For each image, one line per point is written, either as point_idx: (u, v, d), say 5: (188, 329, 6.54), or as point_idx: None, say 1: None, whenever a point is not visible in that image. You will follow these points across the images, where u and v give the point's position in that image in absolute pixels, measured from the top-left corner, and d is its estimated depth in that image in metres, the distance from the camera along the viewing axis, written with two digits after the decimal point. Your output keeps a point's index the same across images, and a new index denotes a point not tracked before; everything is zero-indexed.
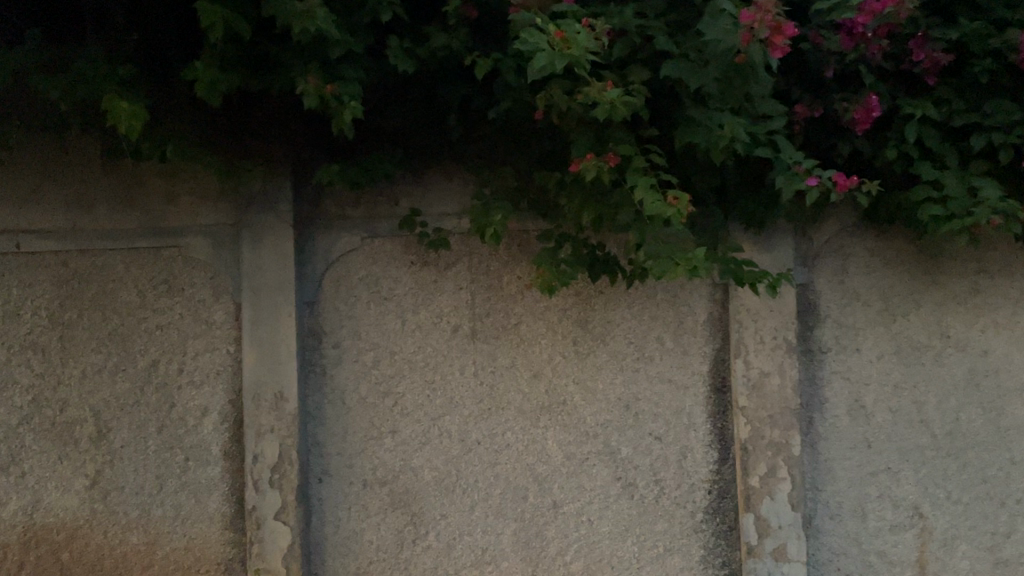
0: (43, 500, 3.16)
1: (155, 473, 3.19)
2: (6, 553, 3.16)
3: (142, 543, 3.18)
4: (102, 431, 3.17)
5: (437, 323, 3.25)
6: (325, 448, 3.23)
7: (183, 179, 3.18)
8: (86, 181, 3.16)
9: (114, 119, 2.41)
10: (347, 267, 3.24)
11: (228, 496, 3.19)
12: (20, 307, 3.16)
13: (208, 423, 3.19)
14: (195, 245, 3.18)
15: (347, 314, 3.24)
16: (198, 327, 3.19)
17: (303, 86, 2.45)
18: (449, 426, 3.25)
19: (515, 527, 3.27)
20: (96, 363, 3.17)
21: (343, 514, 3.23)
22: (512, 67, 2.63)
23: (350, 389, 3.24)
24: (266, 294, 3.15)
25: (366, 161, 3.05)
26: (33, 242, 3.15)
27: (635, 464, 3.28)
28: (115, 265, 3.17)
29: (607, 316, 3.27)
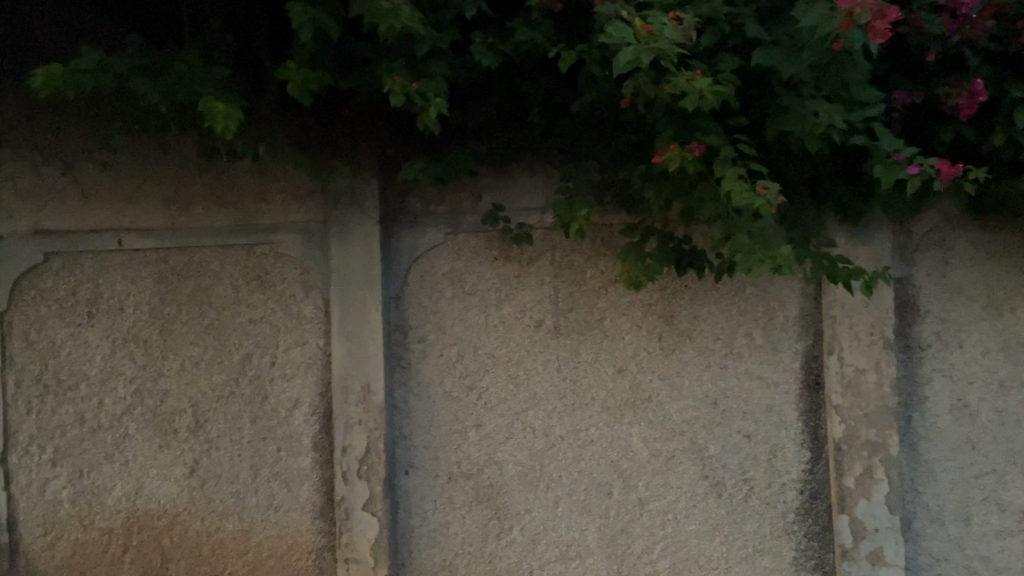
0: (146, 487, 3.30)
1: (249, 463, 3.29)
2: (111, 538, 3.31)
3: (237, 530, 3.30)
4: (200, 421, 3.30)
5: (521, 318, 3.25)
6: (410, 440, 3.27)
7: (275, 178, 3.27)
8: (184, 181, 3.27)
9: (210, 119, 2.48)
10: (431, 262, 3.27)
11: (318, 487, 3.28)
12: (124, 303, 3.29)
13: (299, 415, 3.28)
14: (286, 242, 3.26)
15: (432, 309, 3.27)
16: (290, 321, 3.28)
17: (390, 85, 2.47)
18: (533, 421, 3.25)
19: (600, 524, 3.25)
20: (195, 356, 3.29)
21: (429, 506, 3.27)
22: (597, 59, 2.58)
23: (435, 383, 3.27)
24: (354, 289, 3.21)
25: (450, 157, 3.06)
26: (135, 240, 3.27)
27: (723, 463, 3.22)
28: (211, 262, 3.29)
29: (693, 312, 3.20)
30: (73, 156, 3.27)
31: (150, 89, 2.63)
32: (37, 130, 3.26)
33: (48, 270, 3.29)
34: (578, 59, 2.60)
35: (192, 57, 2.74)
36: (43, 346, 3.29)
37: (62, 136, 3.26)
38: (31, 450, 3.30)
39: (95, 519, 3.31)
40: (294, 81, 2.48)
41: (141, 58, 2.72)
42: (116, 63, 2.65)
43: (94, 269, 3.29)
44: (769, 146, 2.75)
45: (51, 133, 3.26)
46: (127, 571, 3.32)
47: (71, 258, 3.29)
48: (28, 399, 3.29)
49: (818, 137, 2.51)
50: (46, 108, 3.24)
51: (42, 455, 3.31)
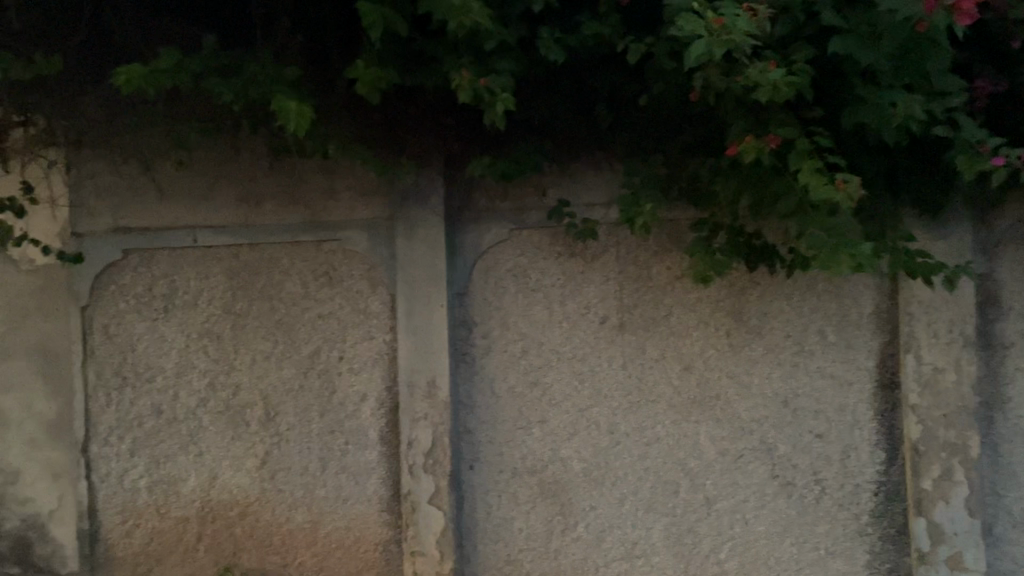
0: (219, 477, 3.39)
1: (318, 455, 3.35)
2: (185, 526, 3.41)
3: (306, 521, 3.36)
4: (271, 413, 3.37)
5: (586, 314, 3.23)
6: (474, 435, 3.29)
7: (342, 175, 3.31)
8: (255, 179, 3.34)
9: (283, 118, 2.52)
10: (496, 258, 3.27)
11: (385, 480, 3.32)
12: (198, 298, 3.38)
13: (366, 409, 3.32)
14: (354, 238, 3.31)
15: (497, 304, 3.27)
16: (357, 316, 3.32)
17: (458, 80, 2.49)
18: (598, 418, 3.23)
19: (666, 522, 3.22)
20: (265, 350, 3.36)
21: (494, 501, 3.28)
22: (666, 52, 2.55)
23: (499, 378, 3.28)
24: (419, 285, 3.23)
25: (515, 153, 3.05)
26: (208, 236, 3.36)
27: (794, 463, 3.15)
28: (281, 258, 3.35)
29: (763, 308, 3.15)
30: (150, 155, 3.38)
31: (224, 88, 2.69)
32: (117, 131, 3.39)
33: (126, 266, 3.40)
34: (647, 51, 2.57)
35: (264, 58, 2.79)
36: (122, 339, 3.41)
37: (140, 136, 3.37)
38: (111, 440, 3.42)
39: (171, 507, 3.41)
40: (362, 78, 2.49)
41: (217, 58, 2.79)
42: (192, 63, 2.72)
43: (169, 266, 3.39)
44: (845, 138, 2.68)
45: (130, 134, 3.38)
46: (201, 559, 3.41)
47: (148, 255, 3.40)
48: (107, 390, 3.41)
49: (896, 128, 2.43)
50: (126, 109, 3.37)
51: (121, 445, 3.42)
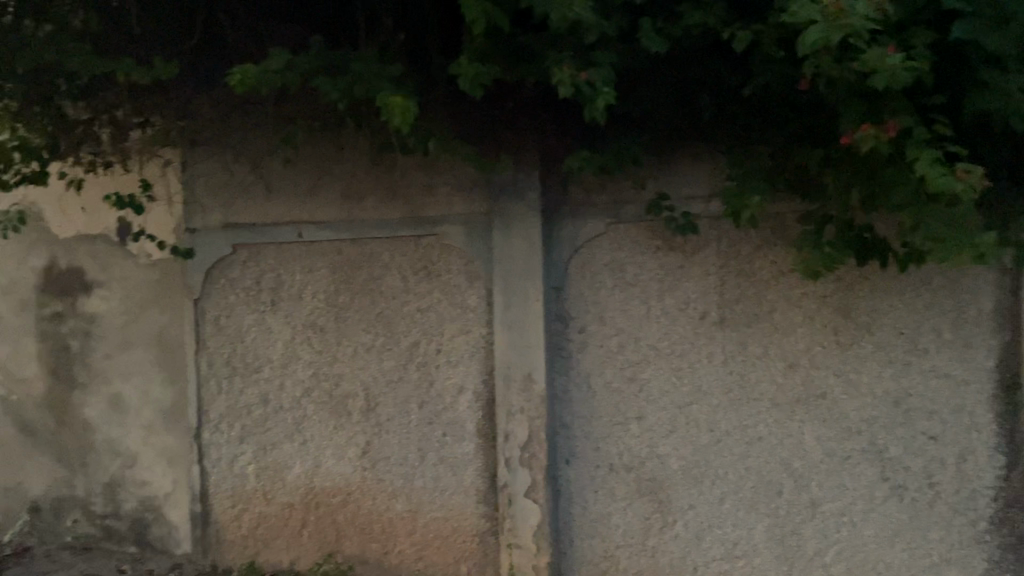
0: (323, 466, 3.49)
1: (417, 446, 3.41)
2: (291, 512, 3.53)
3: (406, 510, 3.43)
4: (371, 404, 3.45)
5: (685, 309, 3.18)
6: (571, 430, 3.28)
7: (440, 171, 3.35)
8: (357, 175, 3.42)
9: (389, 114, 2.56)
10: (593, 252, 3.25)
11: (482, 472, 3.35)
12: (303, 292, 3.49)
13: (464, 401, 3.36)
14: (452, 233, 3.34)
15: (594, 299, 3.26)
16: (455, 310, 3.36)
17: (559, 76, 2.46)
18: (697, 415, 3.18)
19: (769, 523, 3.14)
20: (366, 343, 3.44)
21: (590, 497, 3.28)
22: (774, 40, 2.50)
23: (596, 373, 3.26)
24: (516, 279, 3.24)
25: (613, 146, 3.03)
26: (313, 231, 3.46)
27: (906, 465, 3.03)
28: (381, 253, 3.42)
29: (872, 305, 3.03)
30: (259, 154, 3.51)
31: (331, 87, 2.75)
32: (229, 131, 3.54)
33: (236, 261, 3.55)
34: (753, 39, 2.52)
35: (368, 56, 2.84)
36: (232, 331, 3.56)
37: (249, 136, 3.51)
38: (221, 427, 3.59)
39: (277, 493, 3.54)
40: (466, 75, 2.50)
41: (322, 57, 2.85)
42: (300, 63, 2.79)
43: (275, 260, 3.51)
44: (965, 126, 2.56)
45: (240, 133, 3.52)
46: (305, 544, 3.53)
47: (255, 249, 3.53)
48: (219, 379, 3.58)
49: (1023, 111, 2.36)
50: (237, 109, 3.52)
51: (230, 433, 3.58)
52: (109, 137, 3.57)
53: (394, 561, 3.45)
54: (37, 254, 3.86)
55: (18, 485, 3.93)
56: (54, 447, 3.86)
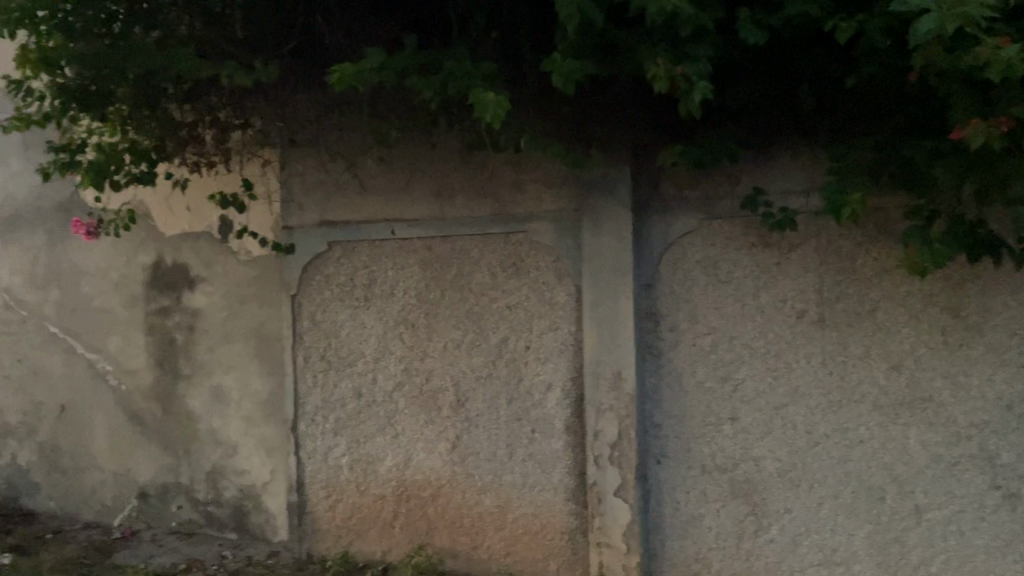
0: (413, 459, 3.55)
1: (505, 442, 3.43)
2: (383, 503, 3.60)
3: (495, 505, 3.45)
4: (461, 400, 3.48)
5: (781, 307, 3.09)
6: (662, 430, 3.24)
7: (530, 168, 3.35)
8: (448, 174, 3.46)
9: (482, 110, 2.57)
10: (685, 249, 3.19)
11: (570, 469, 3.34)
12: (394, 289, 3.55)
13: (552, 398, 3.35)
14: (541, 231, 3.34)
15: (685, 297, 3.20)
16: (543, 307, 3.35)
17: (655, 70, 2.44)
18: (794, 417, 3.09)
19: (870, 530, 3.04)
20: (456, 339, 3.48)
21: (681, 497, 3.23)
22: (880, 29, 2.41)
23: (687, 372, 3.21)
24: (605, 276, 3.22)
25: (706, 141, 2.97)
26: (405, 228, 3.52)
27: (1019, 473, 2.88)
28: (471, 250, 3.44)
29: (983, 304, 2.89)
30: (354, 153, 3.59)
31: (425, 86, 2.78)
32: (324, 131, 3.63)
33: (330, 257, 3.64)
34: (857, 29, 2.43)
35: (461, 54, 2.86)
36: (327, 326, 3.65)
37: (344, 136, 3.59)
38: (316, 420, 3.69)
39: (369, 485, 3.61)
40: (559, 71, 2.49)
41: (416, 56, 2.88)
42: (395, 62, 2.83)
43: (368, 257, 3.59)
44: None
45: (335, 133, 3.61)
46: (397, 535, 3.59)
47: (348, 246, 3.61)
48: (314, 372, 3.68)
49: None
50: (333, 109, 3.60)
51: (325, 425, 3.68)
52: (212, 139, 3.71)
53: (483, 555, 3.48)
54: (146, 251, 4.06)
55: (127, 472, 4.14)
56: (160, 436, 4.05)
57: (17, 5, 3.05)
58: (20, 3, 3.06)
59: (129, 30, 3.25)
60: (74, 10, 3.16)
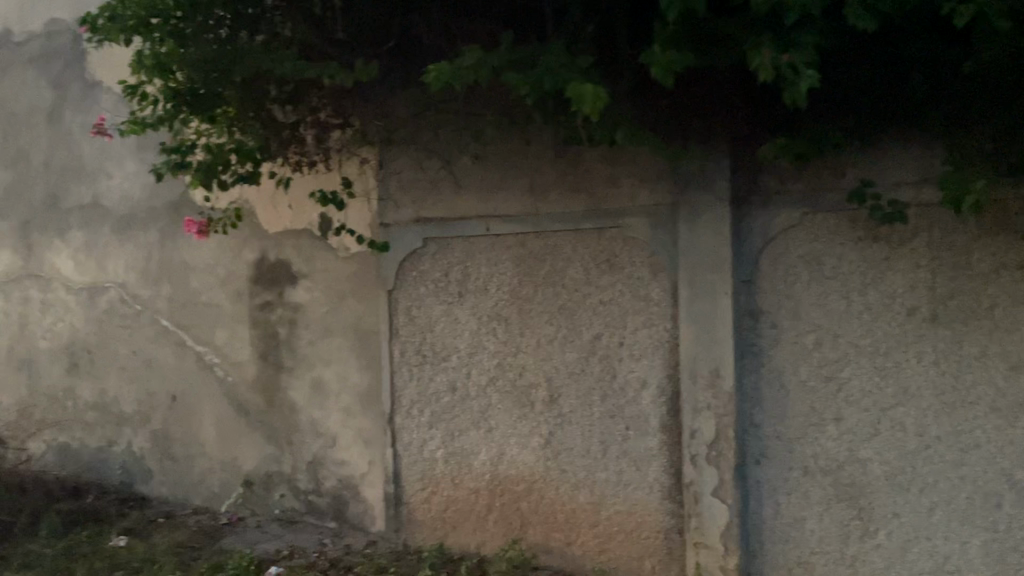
0: (507, 454, 3.57)
1: (600, 438, 3.41)
2: (477, 497, 3.64)
3: (589, 502, 3.43)
4: (554, 395, 3.48)
5: (890, 304, 2.97)
6: (761, 430, 3.16)
7: (624, 163, 3.31)
8: (542, 169, 3.46)
9: (579, 103, 2.56)
10: (787, 244, 3.10)
11: (666, 468, 3.29)
12: (488, 284, 3.57)
13: (647, 396, 3.31)
14: (636, 226, 3.29)
15: (787, 293, 3.10)
16: (638, 303, 3.31)
17: (758, 61, 2.37)
18: (904, 418, 2.97)
19: (985, 538, 2.89)
20: (550, 334, 3.48)
21: (783, 499, 3.14)
22: (1000, 11, 2.30)
23: (789, 371, 3.11)
24: (702, 272, 3.15)
25: (809, 132, 2.87)
26: (499, 225, 3.54)
27: None
28: (565, 246, 3.43)
29: None
30: (450, 151, 3.64)
31: (521, 82, 2.79)
32: (421, 129, 3.69)
33: (426, 253, 3.70)
34: (977, 12, 2.31)
35: (557, 49, 2.85)
36: (422, 321, 3.71)
37: (441, 134, 3.64)
38: (412, 413, 3.76)
39: (464, 478, 3.66)
40: (657, 62, 2.44)
41: (512, 52, 2.88)
42: (492, 59, 2.84)
43: (463, 252, 3.62)
44: None
45: (432, 131, 3.66)
46: (491, 529, 3.62)
47: (443, 242, 3.66)
48: (410, 367, 3.75)
49: None
50: (429, 108, 3.65)
51: (421, 418, 3.74)
52: (312, 139, 3.80)
53: (577, 552, 3.47)
54: (251, 248, 4.21)
55: (233, 460, 4.31)
56: (264, 426, 4.20)
57: (133, 13, 3.29)
58: (135, 13, 3.29)
59: (235, 35, 3.39)
60: (185, 17, 3.33)
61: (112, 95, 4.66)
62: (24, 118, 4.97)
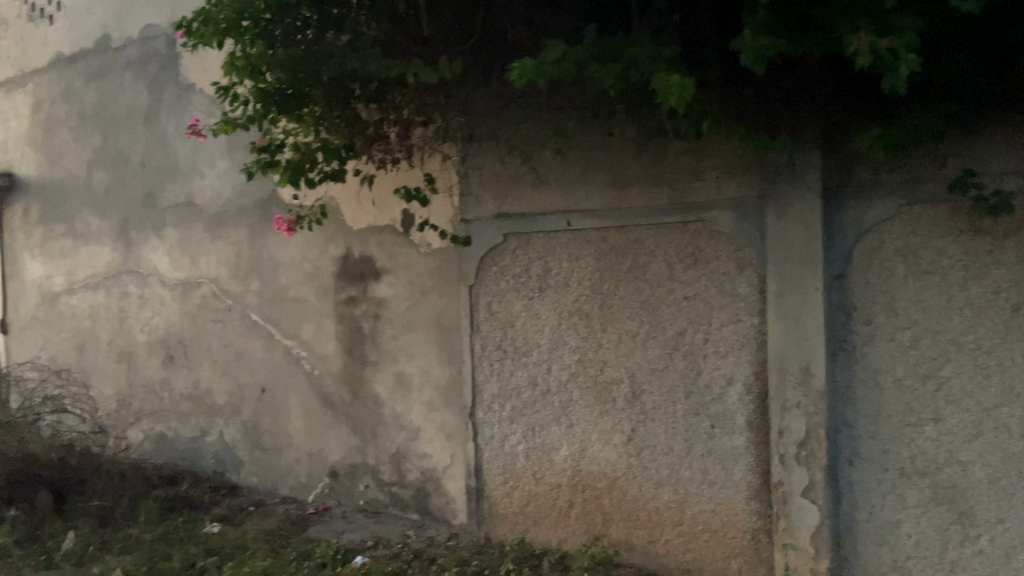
0: (588, 450, 3.55)
1: (683, 436, 3.35)
2: (558, 493, 3.63)
3: (673, 500, 3.39)
4: (636, 392, 3.44)
5: (994, 300, 2.83)
6: (854, 429, 3.06)
7: (709, 154, 3.24)
8: (625, 163, 3.42)
9: (665, 94, 2.52)
10: (881, 237, 2.98)
11: (753, 467, 3.22)
12: (569, 280, 3.56)
13: (733, 393, 3.24)
14: (721, 219, 3.23)
15: (881, 288, 2.99)
16: (724, 299, 3.24)
17: (857, 45, 2.29)
18: (1008, 419, 2.82)
19: None
20: (632, 330, 3.44)
21: (877, 502, 3.03)
22: None
23: (884, 369, 3.00)
24: (791, 267, 3.06)
25: (907, 121, 2.75)
26: (580, 219, 3.52)
27: None
28: (647, 240, 3.39)
29: None
30: (532, 146, 3.64)
31: (605, 74, 2.76)
32: (503, 125, 3.70)
33: (507, 249, 3.71)
34: None
35: (642, 40, 2.80)
36: (503, 317, 3.73)
37: (523, 129, 3.64)
38: (494, 408, 3.78)
39: (546, 474, 3.66)
40: (747, 48, 2.40)
41: (595, 45, 2.85)
42: (576, 51, 2.82)
43: (544, 247, 3.62)
44: None
45: (514, 126, 3.67)
46: (572, 525, 3.61)
47: (525, 237, 3.66)
48: (491, 361, 3.77)
49: None
50: (511, 103, 3.66)
51: (502, 412, 3.76)
52: (396, 136, 3.86)
53: (660, 550, 3.43)
54: (336, 244, 4.30)
55: (319, 451, 4.41)
56: (349, 419, 4.29)
57: (225, 17, 3.38)
58: (226, 16, 3.37)
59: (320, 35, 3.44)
60: (273, 18, 3.39)
61: (203, 97, 4.81)
62: (123, 120, 5.20)
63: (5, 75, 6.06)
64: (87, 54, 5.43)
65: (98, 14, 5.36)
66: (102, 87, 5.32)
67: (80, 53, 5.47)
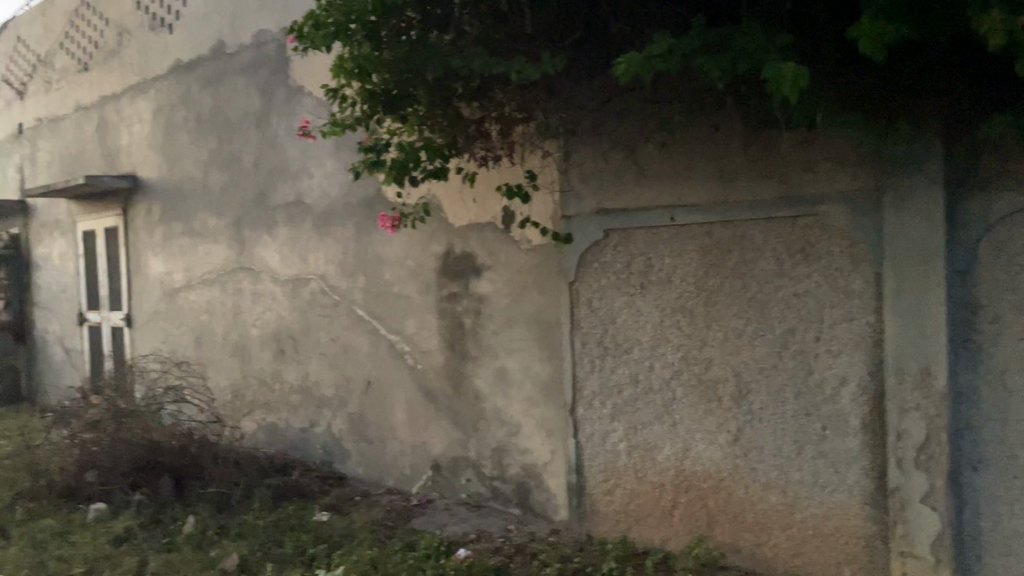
0: (692, 450, 3.49)
1: (793, 437, 3.26)
2: (661, 491, 3.59)
3: (781, 502, 3.29)
4: (743, 391, 3.36)
5: None
6: (980, 433, 2.89)
7: (821, 146, 3.13)
8: (731, 157, 3.34)
9: (778, 85, 2.44)
10: (1010, 231, 2.80)
11: (868, 471, 3.09)
12: (672, 276, 3.51)
13: (846, 394, 3.12)
14: (833, 213, 3.11)
15: (1011, 284, 2.81)
16: (836, 296, 3.12)
17: (989, 25, 2.17)
18: None
19: None
20: (738, 328, 3.36)
21: (1004, 510, 2.86)
22: None
23: (1013, 370, 2.82)
24: (910, 263, 2.92)
25: None
26: (684, 215, 3.46)
27: None
28: (755, 235, 3.30)
29: None
30: (635, 140, 3.60)
31: (713, 66, 2.70)
32: (606, 119, 3.68)
33: (608, 245, 3.69)
34: None
35: (752, 29, 2.73)
36: (604, 313, 3.70)
37: (627, 123, 3.62)
38: (595, 405, 3.77)
39: (648, 472, 3.62)
40: (865, 36, 2.31)
41: (703, 37, 2.80)
42: (683, 44, 2.76)
43: (646, 244, 3.58)
44: None
45: (617, 120, 3.65)
46: (676, 525, 3.56)
47: (627, 233, 3.63)
48: (592, 358, 3.76)
49: None
50: (615, 97, 3.64)
51: (603, 410, 3.74)
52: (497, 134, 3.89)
53: (768, 554, 3.34)
54: (439, 242, 4.38)
55: (423, 444, 4.50)
56: (451, 413, 4.36)
57: (333, 21, 3.43)
58: (334, 19, 3.42)
59: (424, 34, 3.48)
60: (379, 19, 3.43)
61: (311, 98, 4.97)
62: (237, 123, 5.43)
63: (129, 82, 6.43)
64: (201, 61, 5.70)
65: (213, 21, 5.61)
66: (217, 92, 5.57)
67: (197, 60, 5.75)
